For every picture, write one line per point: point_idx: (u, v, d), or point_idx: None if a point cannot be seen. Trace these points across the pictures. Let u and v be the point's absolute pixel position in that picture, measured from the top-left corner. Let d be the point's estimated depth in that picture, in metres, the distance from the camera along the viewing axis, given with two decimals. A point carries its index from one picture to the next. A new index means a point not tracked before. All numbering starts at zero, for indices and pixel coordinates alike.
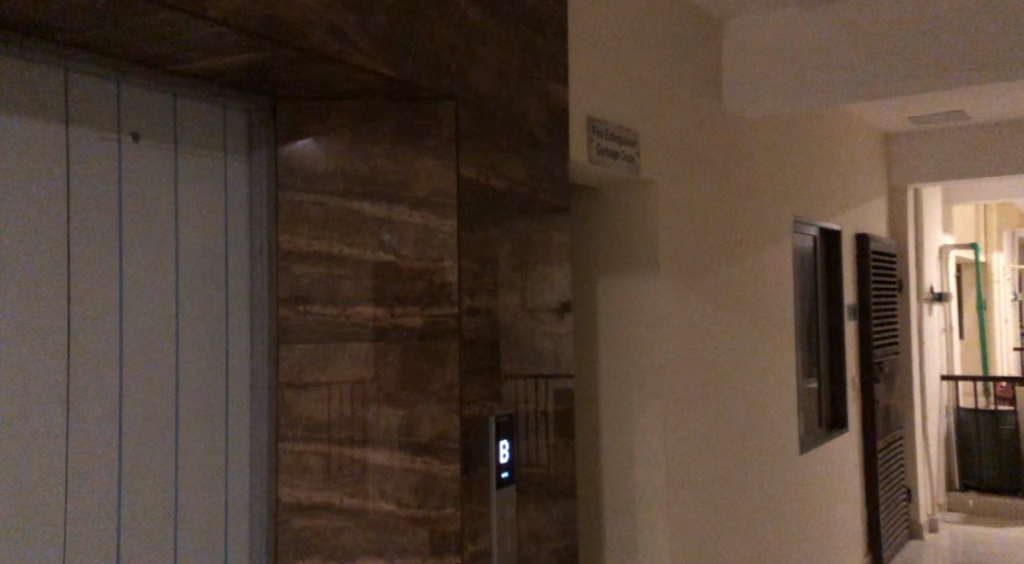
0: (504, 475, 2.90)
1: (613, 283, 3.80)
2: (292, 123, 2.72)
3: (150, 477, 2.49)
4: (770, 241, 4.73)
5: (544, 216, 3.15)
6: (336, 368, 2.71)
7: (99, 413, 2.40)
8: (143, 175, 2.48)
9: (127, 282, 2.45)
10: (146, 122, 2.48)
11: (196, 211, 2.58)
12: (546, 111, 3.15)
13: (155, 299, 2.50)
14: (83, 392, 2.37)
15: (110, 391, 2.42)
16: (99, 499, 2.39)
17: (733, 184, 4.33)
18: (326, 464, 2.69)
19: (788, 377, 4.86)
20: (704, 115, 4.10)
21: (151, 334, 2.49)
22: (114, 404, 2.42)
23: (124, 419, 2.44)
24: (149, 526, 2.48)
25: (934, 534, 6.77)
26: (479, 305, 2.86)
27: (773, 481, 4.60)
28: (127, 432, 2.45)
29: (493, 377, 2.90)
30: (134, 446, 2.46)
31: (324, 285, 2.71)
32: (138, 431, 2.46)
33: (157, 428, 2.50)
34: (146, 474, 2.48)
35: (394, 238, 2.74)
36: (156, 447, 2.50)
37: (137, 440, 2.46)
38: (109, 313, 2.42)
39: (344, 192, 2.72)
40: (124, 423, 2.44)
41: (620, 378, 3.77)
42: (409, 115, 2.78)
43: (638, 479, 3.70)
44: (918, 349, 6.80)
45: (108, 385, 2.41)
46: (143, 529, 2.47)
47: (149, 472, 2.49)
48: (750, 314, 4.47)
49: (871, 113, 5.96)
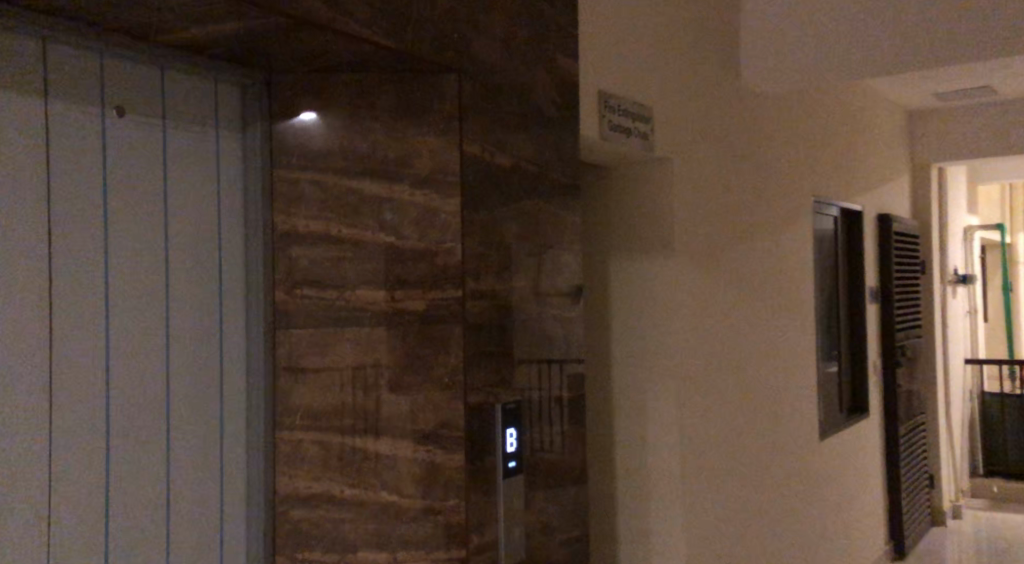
0: (512, 464, 2.79)
1: (626, 264, 3.67)
2: (288, 97, 2.61)
3: (140, 468, 2.39)
4: (790, 221, 4.59)
5: (553, 194, 3.02)
6: (335, 354, 2.61)
7: (86, 400, 2.30)
8: (129, 152, 2.36)
9: (114, 265, 2.34)
10: (133, 97, 2.37)
11: (187, 190, 2.48)
12: (556, 85, 3.01)
13: (143, 283, 2.40)
14: (67, 378, 2.27)
15: (97, 378, 2.32)
16: (86, 490, 2.30)
17: (752, 162, 4.19)
18: (325, 454, 2.59)
19: (808, 360, 4.73)
20: (721, 91, 3.96)
21: (140, 318, 2.39)
22: (100, 391, 2.32)
23: (111, 407, 2.34)
24: (140, 519, 2.39)
25: (958, 521, 6.63)
26: (485, 289, 2.74)
27: (792, 468, 4.48)
28: (115, 421, 2.35)
29: (500, 363, 2.79)
30: (123, 436, 2.36)
31: (323, 268, 2.60)
32: (126, 420, 2.36)
33: (147, 416, 2.40)
34: (136, 464, 2.38)
35: (396, 218, 2.63)
36: (145, 436, 2.40)
37: (126, 429, 2.36)
38: (96, 297, 2.32)
39: (342, 170, 2.61)
40: (111, 411, 2.34)
41: (633, 363, 3.65)
42: (410, 88, 2.66)
43: (653, 468, 3.59)
44: (942, 332, 6.65)
45: (95, 371, 2.31)
46: (133, 523, 2.38)
47: (139, 462, 2.39)
48: (768, 296, 4.34)
49: (894, 90, 5.80)
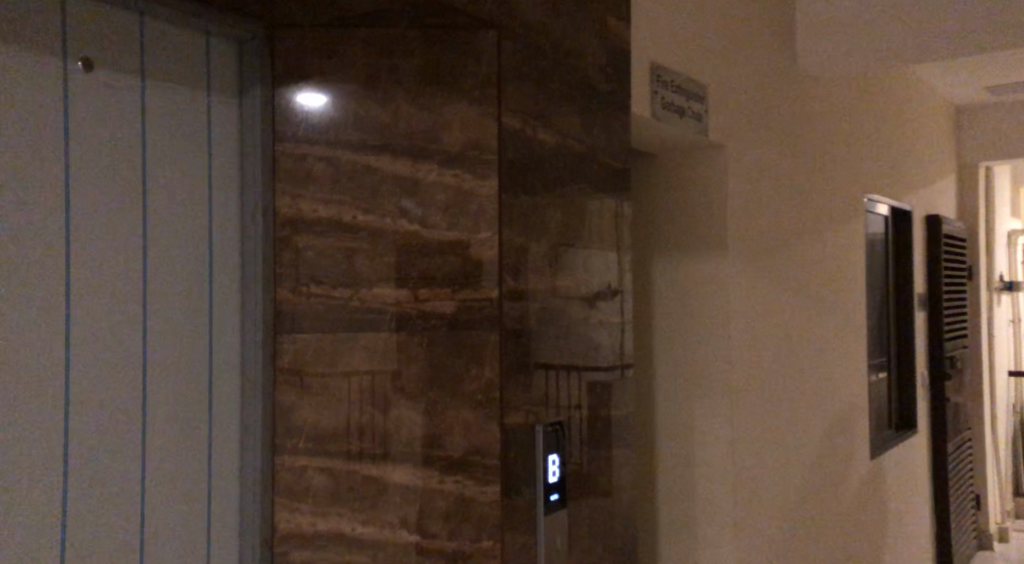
0: (554, 497, 2.36)
1: (673, 262, 3.24)
2: (295, 56, 2.18)
3: (107, 480, 1.98)
4: (842, 218, 4.15)
5: (602, 180, 2.59)
6: (347, 361, 2.19)
7: (41, 396, 1.90)
8: (97, 110, 1.97)
9: (76, 239, 1.94)
10: (103, 48, 1.98)
11: (172, 158, 2.07)
12: (607, 51, 2.58)
13: (117, 261, 1.99)
14: (15, 370, 1.88)
15: (53, 378, 1.92)
16: (35, 506, 1.90)
17: (802, 152, 3.77)
18: (333, 484, 2.17)
19: (861, 371, 4.31)
20: (772, 73, 3.55)
21: (111, 306, 1.98)
22: (58, 393, 1.92)
23: (70, 406, 1.93)
24: (106, 540, 1.98)
25: (1004, 545, 6.21)
26: (523, 288, 2.32)
27: (844, 492, 4.04)
28: (75, 433, 1.94)
29: (539, 376, 2.35)
30: (85, 443, 1.95)
31: (334, 262, 2.18)
32: (90, 432, 1.96)
33: (119, 423, 1.99)
34: (101, 476, 1.97)
35: (420, 204, 2.22)
36: (116, 445, 1.99)
37: (91, 436, 1.96)
38: (54, 276, 1.92)
39: (359, 144, 2.19)
40: (73, 416, 1.94)
41: (681, 371, 3.22)
42: (439, 50, 2.25)
43: (702, 493, 3.16)
44: (989, 341, 6.23)
45: (52, 363, 1.92)
46: (96, 545, 1.96)
47: (106, 474, 1.98)
48: (818, 299, 3.90)
49: (947, 81, 5.37)
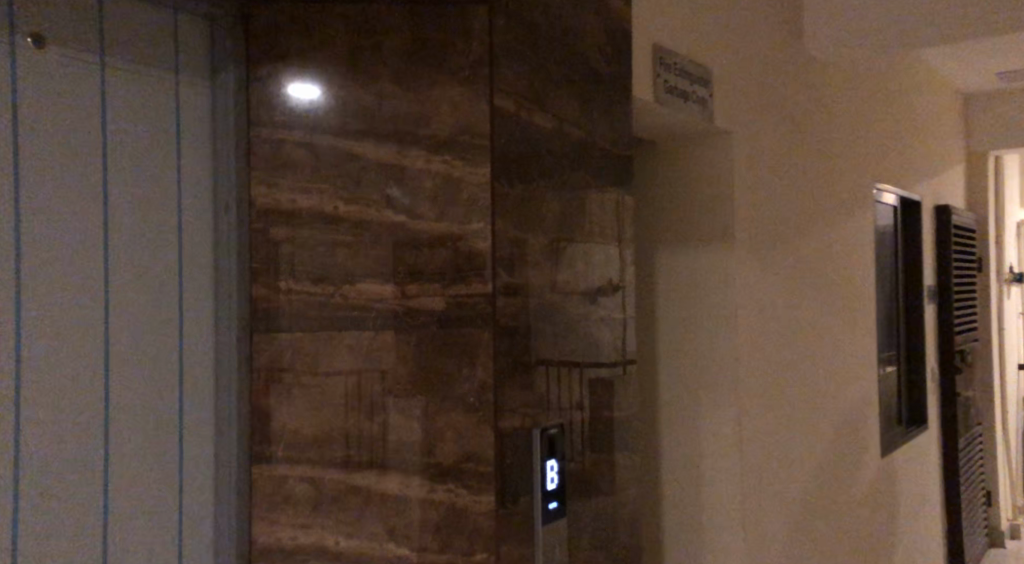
0: (553, 505, 2.19)
1: (674, 254, 3.09)
2: (270, 35, 2.04)
3: (64, 482, 1.84)
4: (850, 207, 4.00)
5: (602, 167, 2.44)
6: (330, 363, 2.04)
7: None
8: (49, 87, 1.83)
9: (26, 224, 1.81)
10: (57, 24, 1.85)
11: (135, 140, 1.92)
12: (606, 30, 2.43)
13: (73, 248, 1.85)
14: None
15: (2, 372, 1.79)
16: None
17: (809, 140, 3.61)
18: (316, 493, 2.02)
19: (870, 366, 4.16)
20: (779, 57, 3.40)
21: (66, 295, 1.85)
22: (7, 392, 1.79)
23: (21, 402, 1.80)
24: (63, 545, 1.84)
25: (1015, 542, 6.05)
26: (519, 282, 2.15)
27: (853, 491, 3.89)
28: (28, 431, 1.81)
29: (536, 376, 2.19)
30: (38, 442, 1.82)
31: (315, 256, 2.04)
32: (44, 430, 1.82)
33: (77, 421, 1.86)
34: (57, 478, 1.83)
35: (407, 193, 2.06)
36: (72, 444, 1.85)
37: (45, 434, 1.82)
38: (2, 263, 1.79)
39: (340, 129, 2.04)
40: (24, 413, 1.81)
41: (686, 367, 3.07)
42: (425, 26, 2.09)
43: (708, 495, 3.02)
44: (998, 334, 6.07)
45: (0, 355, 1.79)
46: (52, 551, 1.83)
47: (63, 476, 1.84)
48: (826, 292, 3.74)
49: (956, 68, 5.21)
